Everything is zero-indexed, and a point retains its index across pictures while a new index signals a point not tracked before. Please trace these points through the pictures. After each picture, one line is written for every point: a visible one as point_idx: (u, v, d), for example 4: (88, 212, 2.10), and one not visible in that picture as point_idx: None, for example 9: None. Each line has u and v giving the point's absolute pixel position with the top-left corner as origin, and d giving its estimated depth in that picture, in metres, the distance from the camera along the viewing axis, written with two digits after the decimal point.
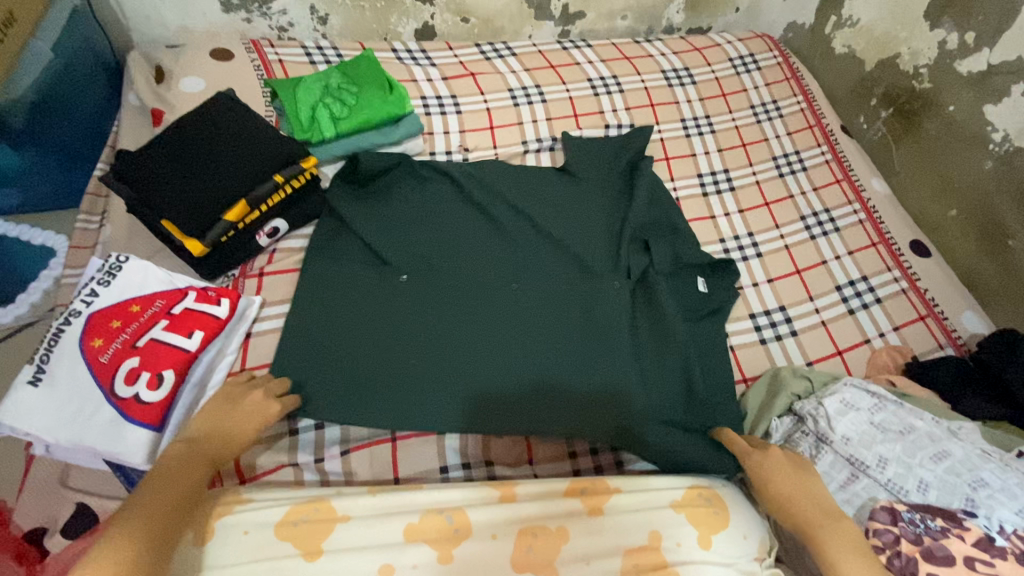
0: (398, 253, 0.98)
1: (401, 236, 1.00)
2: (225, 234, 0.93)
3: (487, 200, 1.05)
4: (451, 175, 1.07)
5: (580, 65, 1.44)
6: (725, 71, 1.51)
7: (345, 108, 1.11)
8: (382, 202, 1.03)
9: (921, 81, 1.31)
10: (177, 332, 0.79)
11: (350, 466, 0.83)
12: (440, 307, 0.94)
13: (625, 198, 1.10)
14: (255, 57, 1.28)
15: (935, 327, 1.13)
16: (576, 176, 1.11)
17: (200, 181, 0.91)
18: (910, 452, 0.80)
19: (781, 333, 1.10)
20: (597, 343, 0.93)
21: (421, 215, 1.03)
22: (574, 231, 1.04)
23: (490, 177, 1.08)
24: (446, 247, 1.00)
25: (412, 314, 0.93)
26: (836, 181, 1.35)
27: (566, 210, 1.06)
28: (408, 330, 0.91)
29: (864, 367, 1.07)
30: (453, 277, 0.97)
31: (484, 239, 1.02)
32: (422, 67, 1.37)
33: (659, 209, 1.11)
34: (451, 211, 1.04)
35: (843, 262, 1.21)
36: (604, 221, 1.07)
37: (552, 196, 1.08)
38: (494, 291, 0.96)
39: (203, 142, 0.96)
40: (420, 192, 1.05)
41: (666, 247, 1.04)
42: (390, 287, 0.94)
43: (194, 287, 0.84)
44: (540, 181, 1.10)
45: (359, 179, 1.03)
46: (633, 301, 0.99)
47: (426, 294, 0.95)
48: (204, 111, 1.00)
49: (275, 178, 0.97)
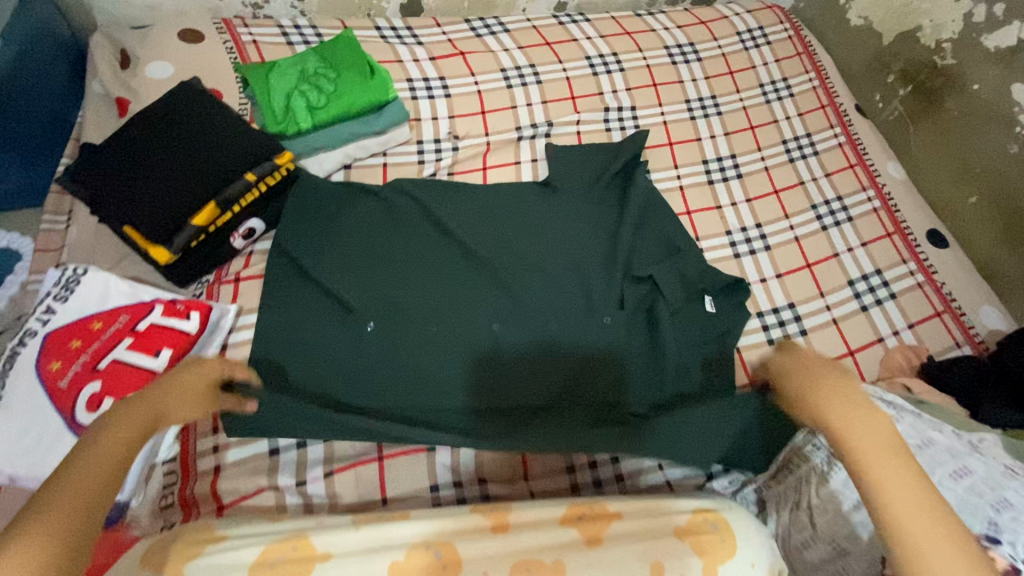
0: (362, 297, 0.90)
1: (363, 269, 0.92)
2: (194, 239, 0.85)
3: (457, 225, 0.98)
4: (413, 200, 1.00)
5: (578, 41, 1.35)
6: (732, 46, 1.41)
7: (322, 96, 1.03)
8: (339, 230, 0.95)
9: (944, 57, 1.21)
10: (143, 351, 0.74)
11: (334, 488, 0.79)
12: (413, 350, 0.87)
13: (616, 207, 1.06)
14: (227, 39, 1.19)
15: (952, 325, 1.07)
16: (560, 190, 1.05)
17: (166, 184, 0.84)
18: (929, 468, 0.76)
19: (789, 333, 1.05)
20: (588, 374, 0.90)
21: (384, 241, 0.95)
22: (560, 251, 0.99)
23: (460, 201, 1.01)
24: (416, 280, 0.93)
25: (382, 367, 0.86)
26: (850, 165, 1.26)
27: (551, 233, 1.00)
28: (380, 379, 0.85)
29: (877, 367, 1.02)
30: (427, 318, 0.90)
31: (458, 270, 0.95)
32: (408, 46, 1.27)
33: (655, 220, 1.06)
34: (417, 239, 0.97)
35: (856, 254, 1.14)
36: (596, 239, 1.01)
37: (530, 216, 1.02)
38: (477, 330, 0.91)
39: (166, 138, 0.88)
40: (380, 218, 0.98)
41: (665, 262, 0.99)
42: (355, 328, 0.88)
43: (161, 300, 0.78)
44: (512, 204, 1.03)
45: (310, 205, 0.96)
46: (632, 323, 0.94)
47: (396, 337, 0.88)
48: (166, 102, 0.91)
49: (247, 176, 0.89)
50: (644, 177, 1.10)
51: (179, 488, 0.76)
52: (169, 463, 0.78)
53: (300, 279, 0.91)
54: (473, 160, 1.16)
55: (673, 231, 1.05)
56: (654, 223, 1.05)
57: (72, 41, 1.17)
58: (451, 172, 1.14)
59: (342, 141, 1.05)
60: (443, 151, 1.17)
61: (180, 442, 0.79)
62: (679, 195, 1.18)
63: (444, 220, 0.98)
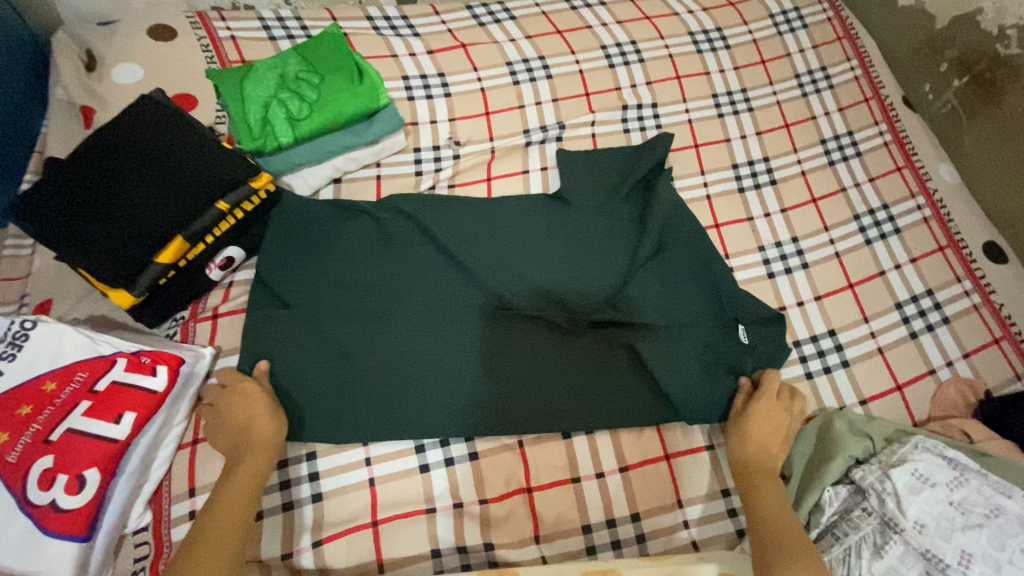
0: (350, 320, 0.81)
1: (349, 298, 0.82)
2: (162, 277, 0.78)
3: (452, 236, 0.86)
4: (407, 214, 0.88)
5: (592, 29, 1.21)
6: (764, 31, 1.26)
7: (305, 104, 0.92)
8: (323, 252, 0.84)
9: (1008, 45, 1.06)
10: (101, 418, 0.65)
11: (324, 558, 0.72)
12: (400, 390, 0.78)
13: (635, 224, 0.92)
14: (201, 35, 1.07)
15: (1011, 353, 0.97)
16: (573, 204, 0.92)
17: (125, 217, 0.75)
18: (998, 543, 0.67)
19: (830, 365, 0.94)
20: (594, 417, 0.81)
21: (374, 263, 0.84)
22: (569, 257, 0.88)
23: (456, 210, 0.90)
24: (405, 308, 0.82)
25: (376, 393, 0.78)
26: (897, 168, 1.13)
27: (561, 240, 0.89)
28: (366, 423, 0.77)
29: (928, 404, 0.92)
30: (416, 331, 0.81)
31: (455, 297, 0.84)
32: (403, 38, 1.14)
33: (678, 240, 0.92)
34: (411, 259, 0.85)
35: (904, 272, 1.03)
36: (614, 261, 0.88)
37: (534, 223, 0.90)
38: (472, 369, 0.81)
39: (122, 164, 0.78)
40: (368, 236, 0.86)
41: (690, 294, 0.87)
42: (340, 363, 0.79)
43: (124, 352, 0.69)
44: (520, 218, 0.90)
45: (291, 225, 0.85)
46: (651, 359, 0.82)
47: (381, 374, 0.79)
48: (123, 119, 0.80)
49: (218, 205, 0.79)
50: (672, 190, 0.96)
51: (152, 563, 0.68)
52: (140, 533, 0.70)
53: (278, 309, 0.81)
54: (476, 170, 1.04)
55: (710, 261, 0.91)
56: (677, 233, 0.93)
57: (28, 39, 1.04)
58: (452, 184, 1.02)
59: (329, 155, 0.95)
60: (442, 159, 1.05)
61: (152, 509, 0.71)
62: (706, 206, 1.06)
63: (442, 237, 0.85)
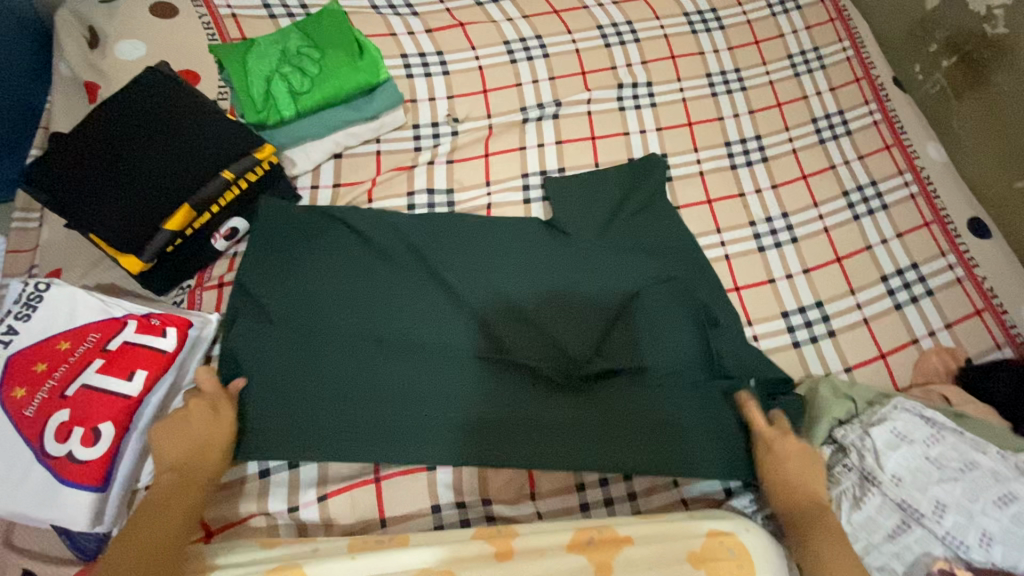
0: (347, 342, 0.81)
1: (339, 319, 0.83)
2: (170, 244, 0.79)
3: (450, 267, 0.88)
4: (403, 238, 0.89)
5: (588, 9, 1.22)
6: (758, 13, 1.27)
7: (306, 79, 0.94)
8: (312, 269, 0.85)
9: (995, 26, 1.08)
10: (115, 375, 0.68)
11: (329, 512, 0.76)
12: (388, 420, 0.79)
13: (636, 250, 0.94)
14: (203, 12, 1.08)
15: (993, 324, 1.00)
16: (567, 233, 0.95)
17: (130, 190, 0.77)
18: (972, 495, 0.70)
19: (816, 335, 0.97)
20: (592, 444, 0.81)
21: (365, 285, 0.85)
22: (568, 285, 0.90)
23: (452, 237, 0.91)
24: (400, 339, 0.83)
25: (372, 416, 0.79)
26: (885, 147, 1.15)
27: (558, 268, 0.91)
28: (353, 447, 0.77)
29: (911, 371, 0.95)
30: (414, 358, 0.82)
31: (449, 329, 0.84)
32: (402, 17, 1.16)
33: (674, 269, 0.93)
34: (405, 286, 0.86)
35: (891, 246, 1.05)
36: (608, 294, 0.89)
37: (531, 251, 0.92)
38: (463, 401, 0.81)
39: (127, 134, 0.80)
40: (360, 257, 0.87)
41: (690, 330, 0.86)
42: (326, 383, 0.79)
43: (134, 314, 0.72)
44: (516, 248, 0.92)
45: (273, 233, 0.86)
46: (642, 395, 0.82)
47: (371, 403, 0.79)
48: (128, 91, 0.82)
49: (224, 174, 0.82)
50: (671, 216, 0.98)
51: None
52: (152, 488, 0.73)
53: (261, 321, 0.81)
54: (474, 146, 1.07)
55: (707, 292, 0.91)
56: (674, 254, 0.95)
57: (33, 15, 1.06)
58: (450, 160, 1.05)
59: (331, 129, 0.98)
60: (441, 135, 1.07)
61: None
62: (698, 182, 1.09)
63: (437, 265, 0.87)
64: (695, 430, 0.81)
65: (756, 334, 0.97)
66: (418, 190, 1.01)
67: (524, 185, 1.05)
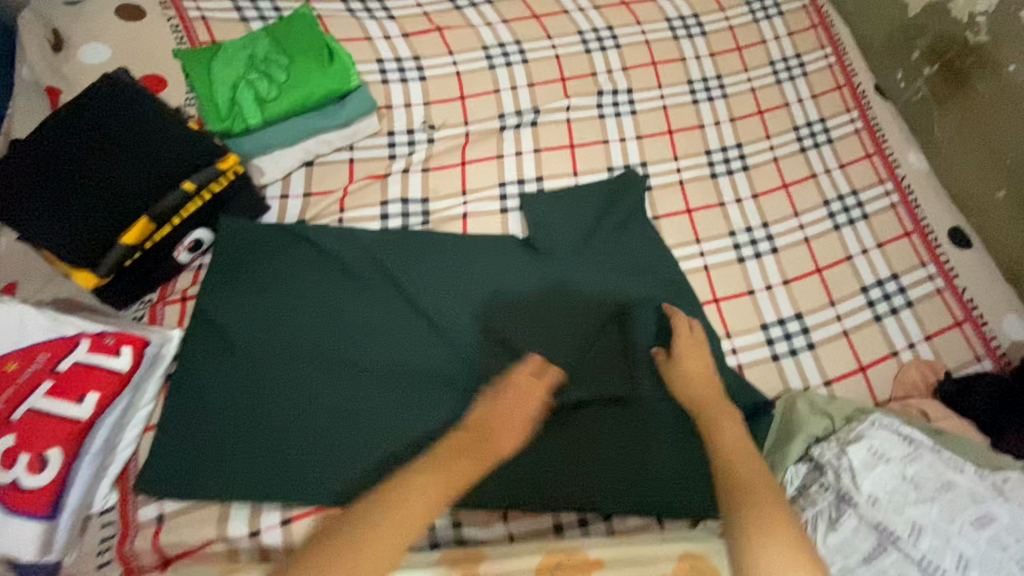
0: (316, 371, 0.81)
1: (307, 343, 0.82)
2: (127, 259, 0.77)
3: (422, 291, 0.87)
4: (375, 261, 0.89)
5: (569, 14, 1.21)
6: (740, 19, 1.26)
7: (273, 86, 0.91)
8: (279, 294, 0.84)
9: (977, 33, 1.06)
10: (65, 398, 0.66)
11: (293, 537, 0.73)
12: (355, 446, 0.77)
13: (613, 270, 0.93)
14: (171, 14, 1.05)
15: (973, 336, 0.99)
16: (546, 253, 0.94)
17: (84, 203, 0.74)
18: (949, 516, 0.69)
19: (796, 347, 0.96)
20: (567, 470, 0.80)
21: (335, 309, 0.85)
22: (543, 309, 0.89)
23: (423, 259, 0.91)
24: (372, 364, 0.82)
25: (342, 444, 0.77)
26: (867, 155, 1.14)
27: (534, 290, 0.91)
28: (316, 475, 0.75)
29: (890, 384, 0.94)
30: (386, 385, 0.81)
31: (423, 355, 0.84)
32: (377, 21, 1.13)
33: (654, 294, 0.92)
34: (377, 308, 0.86)
35: (871, 257, 1.04)
36: (582, 317, 0.89)
37: (506, 272, 0.92)
38: (434, 427, 0.79)
39: (79, 150, 0.76)
40: (331, 280, 0.86)
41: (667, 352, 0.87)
42: (289, 409, 0.78)
43: (87, 333, 0.70)
44: (488, 269, 0.92)
45: (234, 256, 0.85)
46: (615, 418, 0.83)
47: (337, 430, 0.77)
48: (79, 102, 0.78)
49: (184, 185, 0.79)
50: (651, 234, 0.97)
51: (118, 543, 0.70)
52: (107, 513, 0.72)
53: (219, 347, 0.80)
54: (450, 154, 1.04)
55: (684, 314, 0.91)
56: (651, 273, 0.94)
57: None
58: (425, 168, 1.03)
59: (300, 137, 0.95)
60: (416, 143, 1.05)
61: (118, 490, 0.73)
62: (679, 191, 1.07)
63: (409, 289, 0.87)
64: (669, 455, 0.81)
65: (735, 347, 0.95)
66: (392, 199, 0.99)
67: (501, 194, 1.03)
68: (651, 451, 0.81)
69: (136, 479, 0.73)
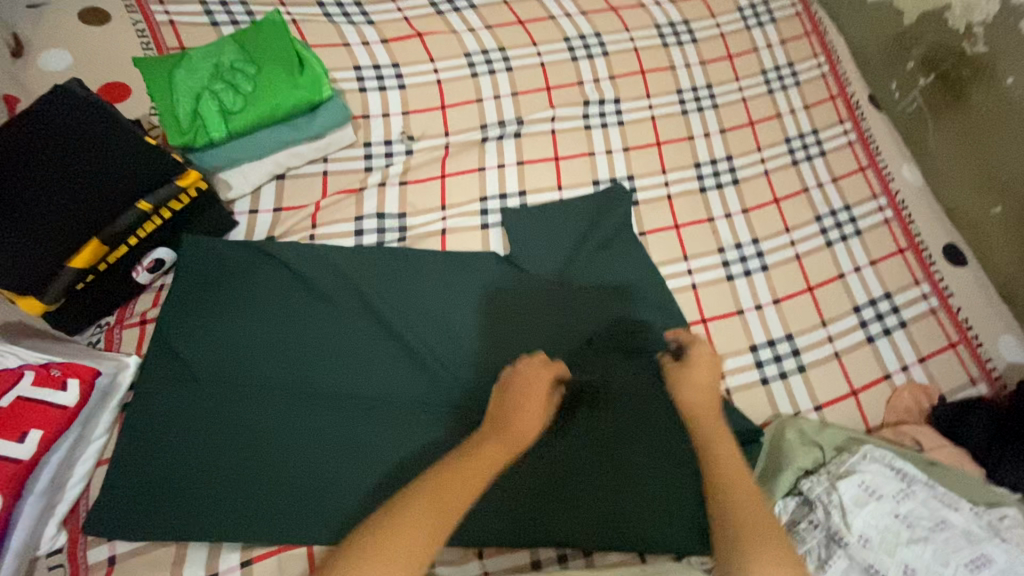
0: (279, 398, 0.76)
1: (271, 367, 0.78)
2: (77, 283, 0.74)
3: (394, 311, 0.83)
4: (345, 279, 0.84)
5: (555, 19, 1.17)
6: (732, 25, 1.23)
7: (239, 97, 0.87)
8: (241, 315, 0.80)
9: (974, 43, 1.02)
10: (3, 436, 0.61)
11: None
12: (326, 479, 0.73)
13: (597, 288, 0.90)
14: (137, 18, 0.99)
15: (968, 358, 0.96)
16: (529, 273, 0.90)
17: (26, 224, 0.70)
18: (943, 558, 0.66)
19: (786, 370, 0.93)
20: (546, 506, 0.76)
21: (306, 333, 0.80)
22: (523, 331, 0.86)
23: (396, 277, 0.86)
24: (341, 391, 0.78)
25: (306, 477, 0.73)
26: (860, 168, 1.11)
27: (514, 312, 0.87)
28: (285, 512, 0.71)
29: (883, 409, 0.91)
30: (353, 412, 0.77)
31: (399, 381, 0.80)
32: (355, 26, 1.09)
33: (640, 313, 0.89)
34: (346, 330, 0.82)
35: (863, 274, 1.01)
36: (563, 338, 0.86)
37: (484, 291, 0.88)
38: (408, 459, 0.76)
39: (15, 171, 0.71)
40: (301, 302, 0.82)
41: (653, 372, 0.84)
42: (256, 440, 0.74)
43: (32, 365, 0.67)
44: (464, 288, 0.88)
45: (196, 278, 0.81)
46: (600, 446, 0.79)
47: (307, 461, 0.74)
48: (22, 120, 0.73)
49: (140, 205, 0.76)
50: (636, 251, 0.94)
51: None
52: (54, 555, 0.67)
53: (180, 374, 0.76)
54: (429, 166, 1.00)
55: None
56: (634, 291, 0.90)
57: None
58: (403, 181, 0.98)
59: (269, 150, 0.91)
60: (394, 154, 1.01)
61: (67, 530, 0.69)
62: (667, 206, 1.04)
63: (381, 309, 0.83)
64: (652, 485, 0.78)
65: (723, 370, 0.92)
66: (367, 215, 0.95)
67: (482, 209, 0.99)
68: (634, 482, 0.78)
69: (87, 517, 0.69)
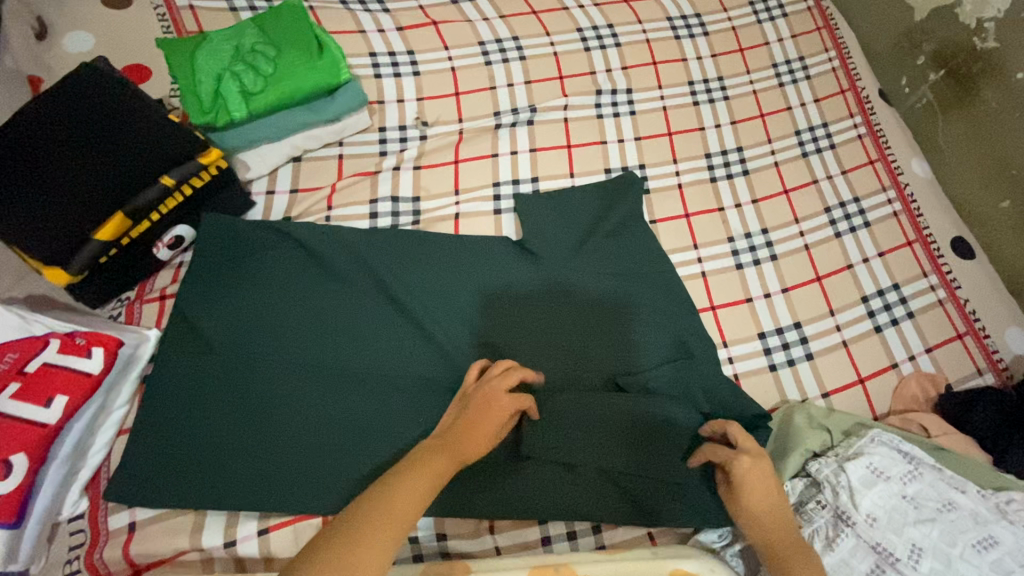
0: (294, 375, 0.78)
1: (286, 345, 0.79)
2: (104, 254, 0.75)
3: (407, 292, 0.84)
4: (359, 259, 0.85)
5: (568, 10, 1.18)
6: (743, 19, 1.24)
7: (259, 79, 0.88)
8: (257, 294, 0.81)
9: (984, 39, 1.03)
10: (31, 401, 0.64)
11: (270, 548, 0.70)
12: (335, 455, 0.74)
13: (606, 274, 0.90)
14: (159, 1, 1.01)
15: (974, 349, 0.96)
16: (540, 257, 0.90)
17: (53, 198, 0.72)
18: (950, 538, 0.67)
19: (793, 357, 0.94)
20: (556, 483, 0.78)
21: (320, 313, 0.82)
22: (533, 314, 0.87)
23: (410, 258, 0.87)
24: (353, 368, 0.79)
25: (319, 451, 0.74)
26: (869, 162, 1.12)
27: (524, 295, 0.88)
28: (299, 484, 0.72)
29: (890, 398, 0.92)
30: (366, 389, 0.78)
31: (412, 360, 0.81)
32: (371, 14, 1.10)
33: (649, 298, 0.89)
34: (360, 309, 0.83)
35: (872, 266, 1.02)
36: (574, 323, 0.87)
37: (495, 274, 0.89)
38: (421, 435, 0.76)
39: (43, 147, 0.73)
40: (315, 282, 0.83)
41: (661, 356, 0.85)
42: (271, 415, 0.75)
43: (59, 333, 0.69)
44: (476, 270, 0.88)
45: (213, 257, 0.82)
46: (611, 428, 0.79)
47: (318, 438, 0.75)
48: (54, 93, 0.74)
49: (162, 180, 0.77)
50: (646, 238, 0.94)
51: (87, 552, 0.69)
52: (75, 521, 0.70)
53: (199, 348, 0.78)
54: (443, 151, 1.01)
55: (682, 323, 0.88)
56: (643, 277, 0.91)
57: None
58: (416, 166, 1.00)
59: (286, 133, 0.92)
60: (408, 139, 1.02)
61: (89, 496, 0.72)
62: (677, 194, 1.05)
63: (393, 290, 0.84)
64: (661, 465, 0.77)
65: (732, 356, 0.93)
66: (382, 198, 0.96)
67: (494, 195, 1.00)
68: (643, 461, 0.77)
69: (106, 486, 0.71)
